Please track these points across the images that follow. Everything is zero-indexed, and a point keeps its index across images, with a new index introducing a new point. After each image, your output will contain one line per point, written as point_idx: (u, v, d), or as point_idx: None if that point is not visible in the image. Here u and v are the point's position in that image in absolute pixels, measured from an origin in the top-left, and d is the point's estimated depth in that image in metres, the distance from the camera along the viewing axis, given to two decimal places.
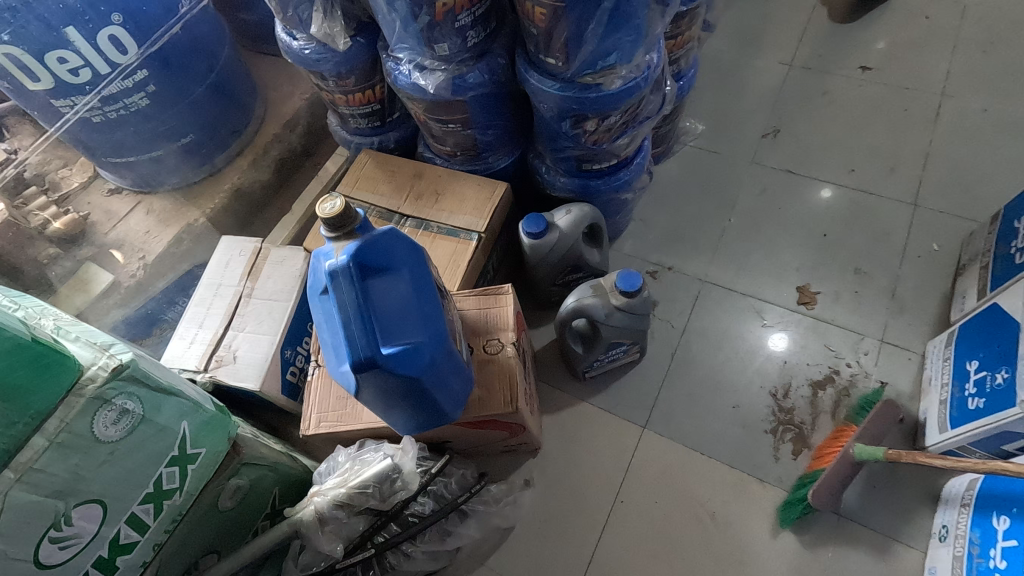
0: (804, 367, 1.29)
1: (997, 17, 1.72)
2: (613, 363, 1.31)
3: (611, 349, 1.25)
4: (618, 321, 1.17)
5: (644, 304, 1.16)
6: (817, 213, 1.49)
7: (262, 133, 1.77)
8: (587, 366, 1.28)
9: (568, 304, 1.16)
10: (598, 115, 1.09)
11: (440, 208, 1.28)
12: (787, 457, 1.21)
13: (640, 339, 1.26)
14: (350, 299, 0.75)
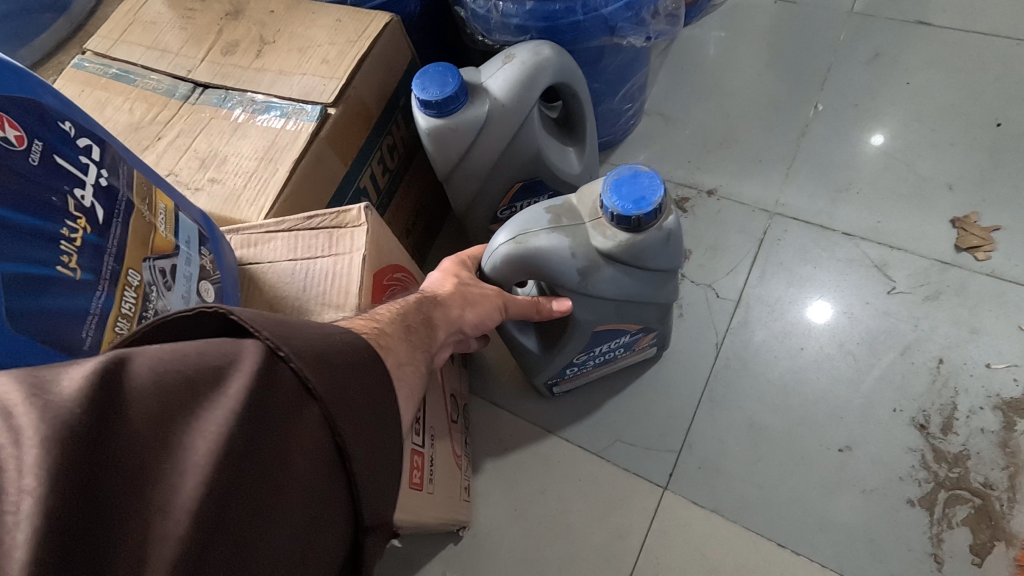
0: (978, 373, 0.66)
1: None
2: (605, 366, 0.69)
3: (597, 344, 0.63)
4: (609, 286, 0.54)
5: (667, 251, 0.52)
6: (982, 88, 0.83)
7: None
8: (552, 374, 0.67)
9: (496, 251, 0.52)
10: None
11: (262, 69, 0.65)
12: (962, 560, 0.59)
13: (657, 322, 0.63)
14: None
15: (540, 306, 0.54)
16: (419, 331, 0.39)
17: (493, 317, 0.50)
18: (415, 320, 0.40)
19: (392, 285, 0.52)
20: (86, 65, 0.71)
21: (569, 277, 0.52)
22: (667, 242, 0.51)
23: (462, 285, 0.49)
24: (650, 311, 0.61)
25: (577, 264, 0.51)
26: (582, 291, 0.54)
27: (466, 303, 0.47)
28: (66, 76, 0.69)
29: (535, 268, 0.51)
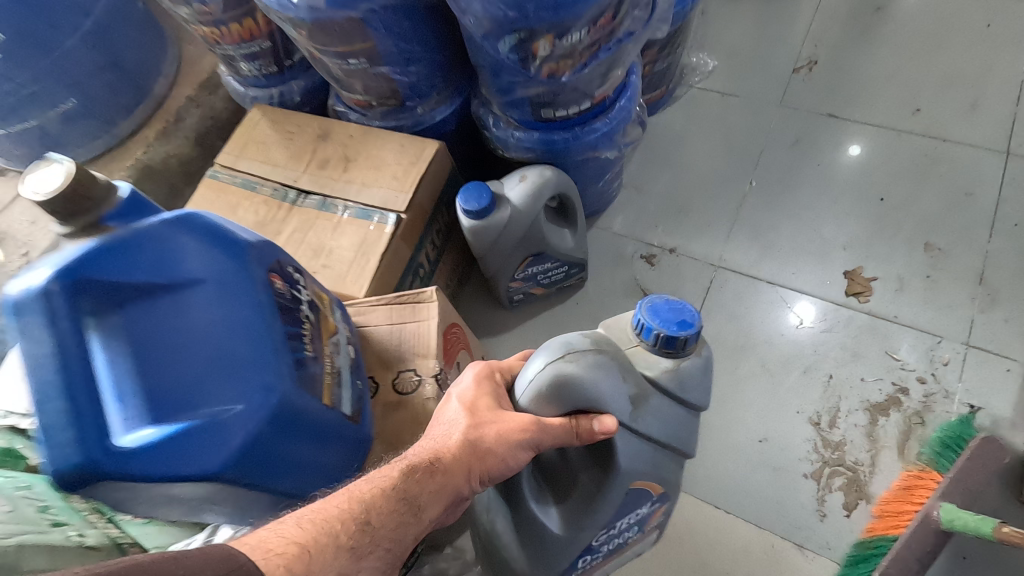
0: (856, 385, 0.94)
1: None
2: (617, 551, 0.79)
3: (620, 522, 0.71)
4: (653, 416, 0.63)
5: (703, 383, 0.63)
6: (871, 170, 1.11)
7: (172, 96, 1.35)
8: (574, 556, 0.71)
9: (532, 382, 0.59)
10: (552, 31, 0.72)
11: (348, 181, 0.93)
12: (837, 514, 0.87)
13: (663, 498, 0.72)
14: (45, 349, 0.41)
15: (578, 429, 0.59)
16: (389, 522, 0.48)
17: (518, 454, 0.58)
18: (393, 507, 0.49)
19: (451, 336, 0.80)
20: (217, 175, 0.99)
21: (621, 407, 0.60)
22: (704, 372, 0.63)
23: (474, 430, 0.58)
24: (671, 463, 0.69)
25: (628, 393, 0.59)
26: (629, 429, 0.62)
27: (467, 459, 0.57)
28: (205, 184, 0.97)
29: (582, 395, 0.58)
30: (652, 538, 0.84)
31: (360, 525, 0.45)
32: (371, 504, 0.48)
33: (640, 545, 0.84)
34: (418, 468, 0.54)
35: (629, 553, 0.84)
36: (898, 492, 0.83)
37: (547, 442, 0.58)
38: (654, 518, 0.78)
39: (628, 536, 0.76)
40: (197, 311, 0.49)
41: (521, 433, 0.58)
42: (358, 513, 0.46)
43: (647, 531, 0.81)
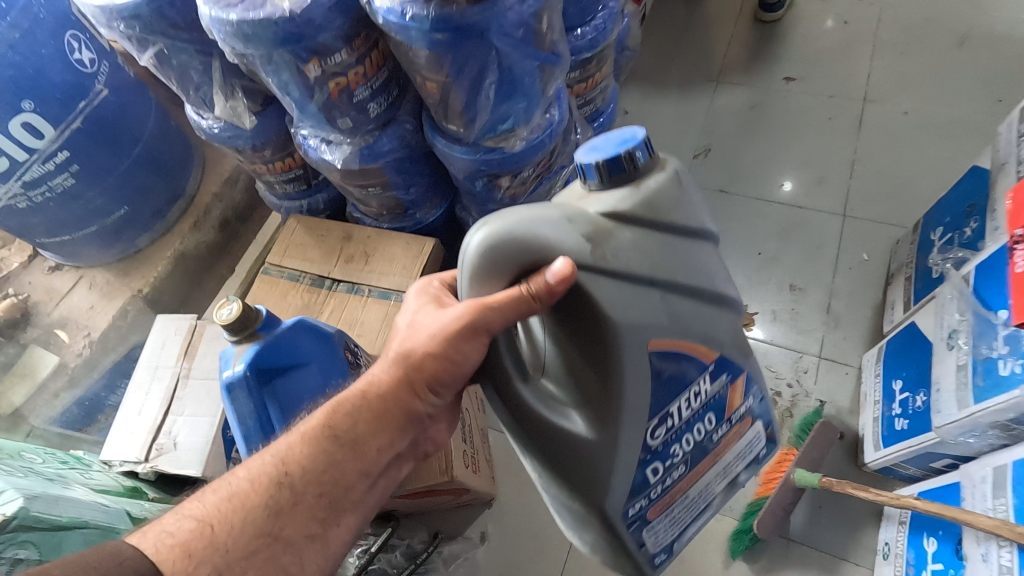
0: None
1: (910, 19, 1.75)
2: (703, 458, 0.67)
3: (680, 412, 0.61)
4: (636, 249, 0.52)
5: (684, 204, 0.54)
6: (752, 231, 1.51)
7: (202, 192, 1.62)
8: (636, 470, 0.60)
9: (465, 261, 0.55)
10: (510, 173, 1.08)
11: (370, 270, 1.28)
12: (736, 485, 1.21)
13: (724, 367, 0.62)
14: (248, 410, 0.78)
15: (528, 291, 0.52)
16: (320, 460, 0.61)
17: (467, 351, 0.58)
18: (321, 450, 0.62)
19: None
20: (269, 271, 1.33)
21: (579, 247, 0.51)
22: (676, 189, 0.54)
23: (408, 346, 0.63)
24: (710, 314, 0.58)
25: (579, 238, 0.51)
26: (607, 272, 0.52)
27: (402, 379, 0.63)
28: (261, 279, 1.31)
29: (523, 255, 0.52)
30: (756, 428, 0.71)
31: (284, 475, 0.60)
32: (294, 456, 0.61)
33: (741, 442, 0.71)
34: (341, 408, 0.64)
35: (733, 455, 0.70)
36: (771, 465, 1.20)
37: (497, 322, 0.54)
38: (733, 402, 0.66)
39: (707, 431, 0.65)
40: (308, 381, 0.83)
41: (458, 323, 0.57)
42: (280, 468, 0.61)
43: (739, 423, 0.69)
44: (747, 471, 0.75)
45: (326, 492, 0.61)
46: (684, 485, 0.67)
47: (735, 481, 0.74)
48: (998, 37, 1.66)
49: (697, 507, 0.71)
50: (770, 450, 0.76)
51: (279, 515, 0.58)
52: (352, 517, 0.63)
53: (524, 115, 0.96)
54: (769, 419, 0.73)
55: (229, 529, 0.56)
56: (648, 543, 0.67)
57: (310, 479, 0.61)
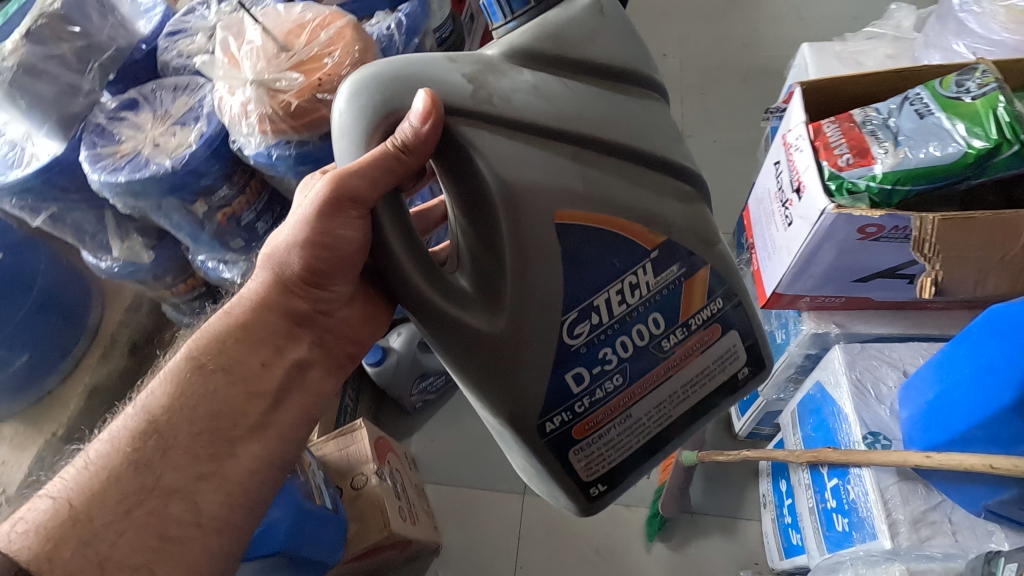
0: None
1: (705, 64, 2.13)
2: (647, 371, 0.62)
3: (611, 307, 0.59)
4: (542, 90, 0.53)
5: (599, 32, 0.56)
6: None
7: (106, 321, 1.65)
8: (548, 371, 0.58)
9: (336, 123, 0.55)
10: None
11: None
12: (644, 477, 1.40)
13: (668, 256, 0.59)
14: None
15: (394, 143, 0.52)
16: (194, 394, 0.61)
17: (342, 238, 0.60)
18: (194, 381, 0.61)
19: (383, 446, 1.26)
20: None
21: (456, 84, 0.52)
22: (586, 27, 0.55)
23: (274, 253, 0.66)
24: (650, 179, 0.58)
25: (457, 76, 0.52)
26: (497, 114, 0.52)
27: (276, 289, 0.66)
28: None
29: (382, 114, 0.52)
30: (731, 340, 0.64)
31: (156, 419, 0.59)
32: (164, 397, 0.60)
33: (708, 355, 0.63)
34: (212, 339, 0.64)
35: (696, 375, 0.63)
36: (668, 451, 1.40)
37: (366, 192, 0.55)
38: (688, 306, 0.61)
39: (651, 337, 0.61)
40: None
41: (327, 202, 0.57)
42: (152, 415, 0.59)
43: (700, 332, 0.62)
44: (723, 398, 0.66)
45: (208, 419, 0.60)
46: (624, 403, 0.62)
47: (707, 413, 0.66)
48: (770, 71, 2.07)
49: (651, 434, 0.64)
50: (756, 372, 0.66)
51: (152, 464, 0.57)
52: (251, 441, 0.62)
53: None
54: (748, 334, 0.64)
55: (94, 496, 0.54)
56: (580, 467, 0.62)
57: (185, 418, 0.59)
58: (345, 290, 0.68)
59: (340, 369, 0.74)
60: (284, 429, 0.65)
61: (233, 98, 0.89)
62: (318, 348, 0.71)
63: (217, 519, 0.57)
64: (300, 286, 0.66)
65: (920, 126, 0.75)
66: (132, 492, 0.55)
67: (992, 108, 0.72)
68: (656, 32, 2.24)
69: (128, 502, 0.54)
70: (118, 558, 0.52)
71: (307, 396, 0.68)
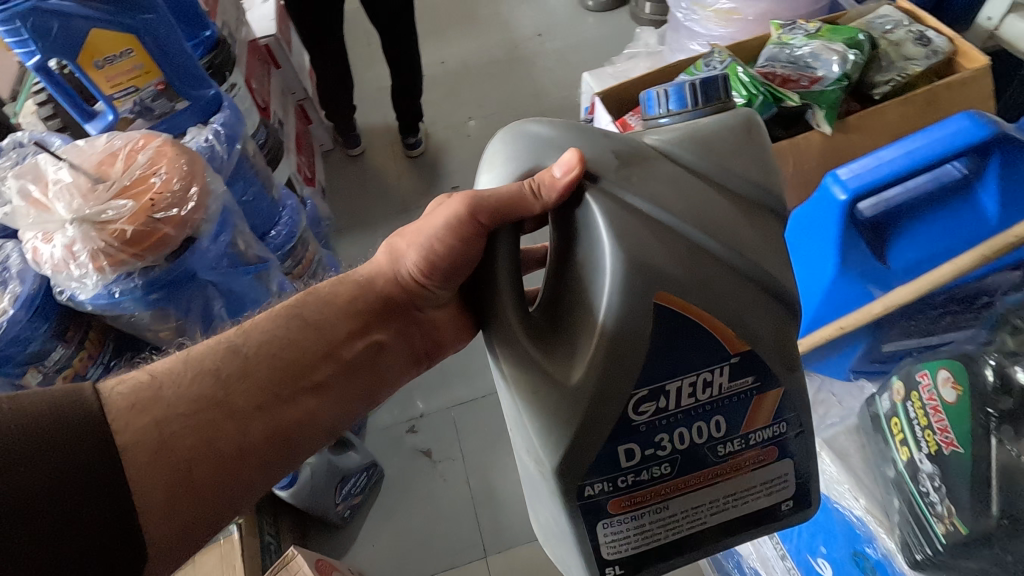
0: None
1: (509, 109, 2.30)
2: (698, 468, 0.55)
3: (681, 397, 0.51)
4: (670, 177, 0.48)
5: (741, 151, 0.51)
6: None
7: None
8: (605, 439, 0.50)
9: (488, 158, 0.56)
10: None
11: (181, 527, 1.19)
12: None
13: (749, 367, 0.51)
14: None
15: (531, 185, 0.50)
16: (280, 343, 0.59)
17: (452, 245, 0.57)
18: (291, 326, 0.60)
19: (324, 567, 1.14)
20: None
21: (600, 155, 0.49)
22: (738, 138, 0.51)
23: (395, 236, 0.65)
24: (743, 295, 0.49)
25: (602, 150, 0.49)
26: (618, 194, 0.47)
27: (388, 274, 0.65)
28: None
29: (538, 156, 0.51)
30: (783, 467, 0.57)
31: (249, 344, 0.58)
32: (264, 326, 0.59)
33: (755, 474, 0.57)
34: (318, 294, 0.63)
35: (740, 490, 0.57)
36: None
37: (489, 216, 0.52)
38: (750, 420, 0.54)
39: (710, 438, 0.54)
40: None
41: (453, 210, 0.55)
42: (251, 338, 0.58)
43: (755, 449, 0.56)
44: (753, 524, 0.59)
45: (282, 366, 0.58)
46: (665, 493, 0.55)
47: (741, 531, 0.59)
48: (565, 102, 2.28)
49: (681, 532, 0.56)
50: (797, 507, 0.59)
51: (231, 380, 0.55)
52: (313, 397, 0.60)
53: None
54: (804, 467, 0.58)
55: (177, 384, 0.52)
56: (603, 544, 0.55)
57: (268, 353, 0.58)
58: (445, 296, 0.66)
59: (411, 365, 0.72)
60: (338, 402, 0.63)
61: (51, 244, 0.81)
62: (400, 336, 0.69)
63: (260, 452, 0.55)
64: (411, 281, 0.64)
65: None
66: (206, 398, 0.53)
67: (735, 74, 0.93)
68: (456, 100, 2.37)
69: (201, 401, 0.53)
70: (172, 450, 0.50)
71: (366, 383, 0.66)
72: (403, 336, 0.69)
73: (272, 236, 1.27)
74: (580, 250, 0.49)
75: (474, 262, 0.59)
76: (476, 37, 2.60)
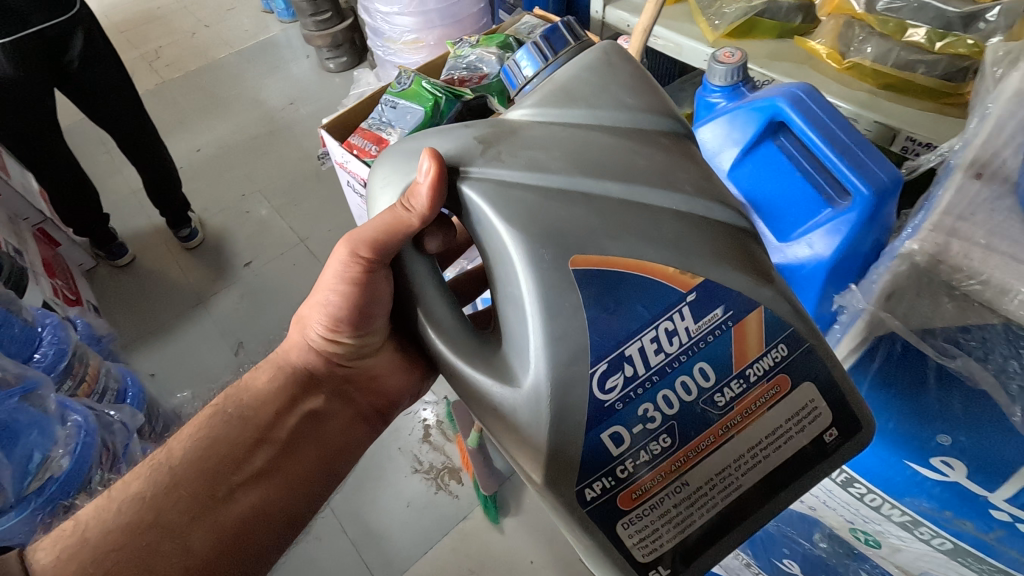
0: (407, 438, 1.58)
1: (280, 178, 2.32)
2: (708, 431, 0.42)
3: (648, 357, 0.41)
4: (542, 142, 0.44)
5: (610, 86, 0.47)
6: None
7: None
8: (581, 430, 0.40)
9: (370, 194, 0.51)
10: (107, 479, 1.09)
11: None
12: (460, 488, 1.49)
13: (711, 298, 0.42)
14: None
15: (404, 206, 0.47)
16: (203, 458, 0.56)
17: (346, 292, 0.53)
18: (219, 430, 0.58)
19: None
20: None
21: (464, 148, 0.44)
22: (598, 78, 0.48)
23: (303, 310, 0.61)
24: (631, 213, 0.41)
25: (462, 142, 0.45)
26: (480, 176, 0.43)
27: (298, 352, 0.61)
28: None
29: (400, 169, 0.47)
30: (807, 391, 0.44)
31: (170, 463, 0.56)
32: (181, 445, 0.57)
33: (779, 415, 0.44)
34: (234, 396, 0.61)
35: (764, 441, 0.44)
36: (460, 453, 1.51)
37: (380, 248, 0.49)
38: (742, 354, 0.42)
39: (700, 392, 0.42)
40: None
41: (339, 255, 0.52)
42: (168, 460, 0.56)
43: (762, 385, 0.43)
44: (801, 471, 0.45)
45: (207, 475, 0.56)
46: (677, 470, 0.42)
47: (790, 487, 0.45)
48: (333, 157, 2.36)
49: (713, 507, 0.43)
50: (845, 437, 0.45)
51: (154, 503, 0.53)
52: (252, 488, 0.56)
53: (46, 439, 0.98)
54: (836, 387, 0.44)
55: (97, 529, 0.52)
56: (632, 545, 0.43)
57: (189, 462, 0.56)
58: (374, 342, 0.60)
59: (363, 424, 0.64)
60: (285, 488, 0.58)
61: None
62: (336, 403, 0.63)
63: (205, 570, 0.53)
64: (325, 344, 0.59)
65: (397, 111, 0.95)
66: (133, 526, 0.52)
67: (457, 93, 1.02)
68: (225, 182, 2.34)
69: (124, 532, 0.52)
70: None
71: (314, 457, 0.60)
72: (341, 399, 0.63)
73: (36, 360, 1.16)
74: (486, 251, 0.43)
75: (383, 302, 0.55)
76: (229, 118, 2.59)
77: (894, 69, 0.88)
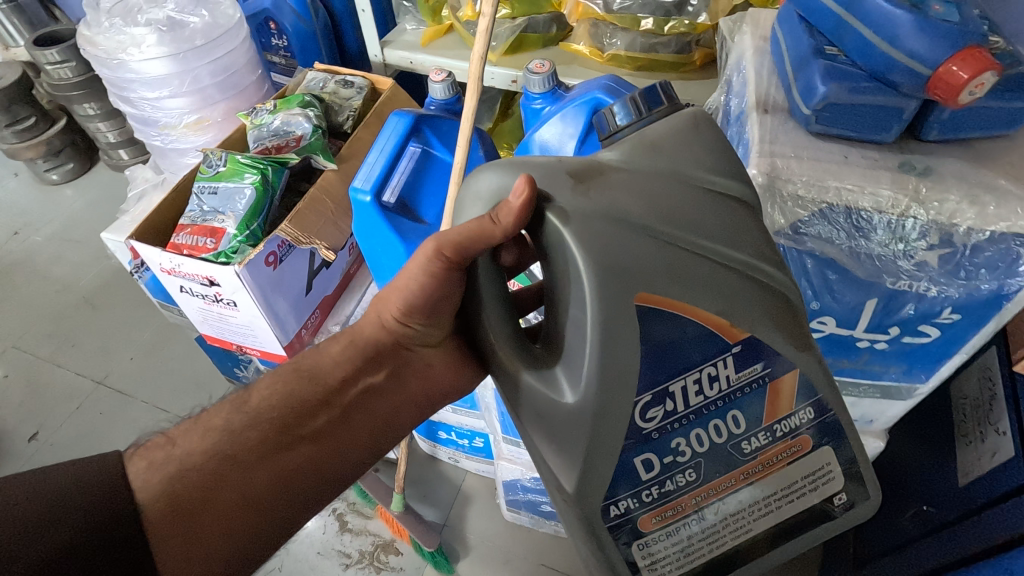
0: (325, 538, 1.43)
1: (38, 323, 1.88)
2: (728, 471, 0.49)
3: (689, 396, 0.46)
4: (630, 183, 0.43)
5: (697, 149, 0.45)
6: None
7: None
8: (618, 456, 0.45)
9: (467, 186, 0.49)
10: None
11: None
12: (401, 559, 1.39)
13: (754, 353, 0.46)
14: None
15: (492, 217, 0.44)
16: (273, 410, 0.54)
17: (423, 278, 0.51)
18: (287, 390, 0.55)
19: None
20: None
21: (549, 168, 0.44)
22: (687, 139, 0.45)
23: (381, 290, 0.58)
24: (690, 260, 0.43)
25: (551, 169, 0.43)
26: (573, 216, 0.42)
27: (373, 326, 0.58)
28: None
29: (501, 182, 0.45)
30: (824, 456, 0.51)
31: (247, 406, 0.54)
32: (259, 394, 0.55)
33: (794, 471, 0.51)
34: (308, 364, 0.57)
35: (782, 488, 0.51)
36: (387, 524, 1.41)
37: (456, 248, 0.47)
38: (772, 411, 0.48)
39: (729, 436, 0.48)
40: None
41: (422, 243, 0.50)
42: (249, 403, 0.54)
43: (787, 442, 0.50)
44: (807, 525, 0.52)
45: (279, 422, 0.54)
46: (696, 500, 0.49)
47: (793, 536, 0.52)
48: (103, 277, 1.98)
49: (720, 541, 0.51)
50: (852, 500, 0.53)
51: (236, 437, 0.52)
52: (312, 446, 0.55)
53: None
54: (846, 454, 0.51)
55: (189, 445, 0.51)
56: (643, 564, 0.50)
57: (265, 408, 0.54)
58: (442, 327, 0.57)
59: (415, 410, 0.62)
60: (337, 452, 0.57)
61: None
62: (399, 381, 0.60)
63: (267, 503, 0.53)
64: (397, 324, 0.56)
65: (220, 197, 0.87)
66: (216, 455, 0.51)
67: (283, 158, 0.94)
68: None
69: (210, 455, 0.51)
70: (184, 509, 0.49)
71: (366, 433, 0.59)
72: (403, 382, 0.60)
73: None
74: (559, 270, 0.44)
75: (458, 289, 0.53)
76: None
77: (642, 52, 1.08)
